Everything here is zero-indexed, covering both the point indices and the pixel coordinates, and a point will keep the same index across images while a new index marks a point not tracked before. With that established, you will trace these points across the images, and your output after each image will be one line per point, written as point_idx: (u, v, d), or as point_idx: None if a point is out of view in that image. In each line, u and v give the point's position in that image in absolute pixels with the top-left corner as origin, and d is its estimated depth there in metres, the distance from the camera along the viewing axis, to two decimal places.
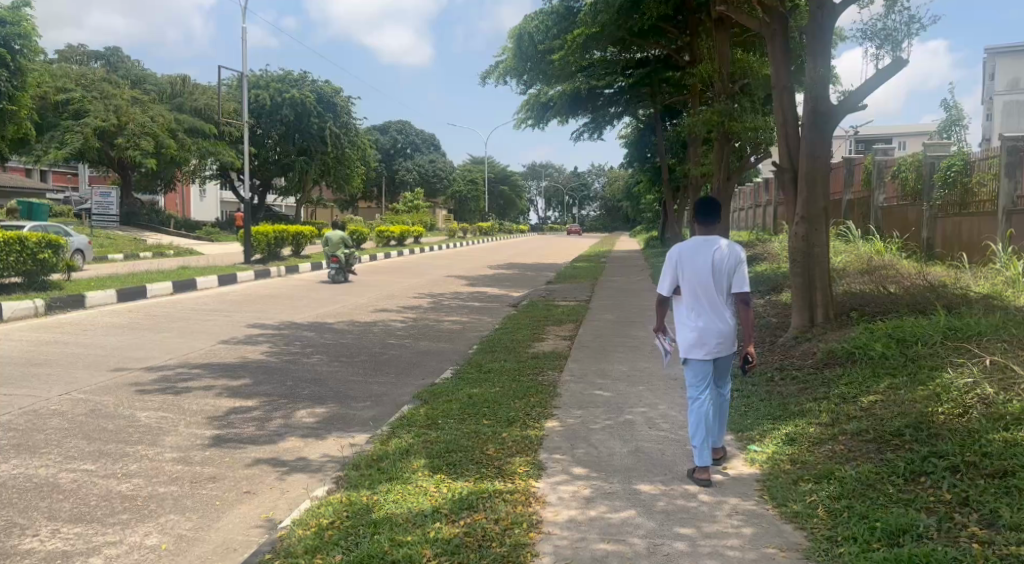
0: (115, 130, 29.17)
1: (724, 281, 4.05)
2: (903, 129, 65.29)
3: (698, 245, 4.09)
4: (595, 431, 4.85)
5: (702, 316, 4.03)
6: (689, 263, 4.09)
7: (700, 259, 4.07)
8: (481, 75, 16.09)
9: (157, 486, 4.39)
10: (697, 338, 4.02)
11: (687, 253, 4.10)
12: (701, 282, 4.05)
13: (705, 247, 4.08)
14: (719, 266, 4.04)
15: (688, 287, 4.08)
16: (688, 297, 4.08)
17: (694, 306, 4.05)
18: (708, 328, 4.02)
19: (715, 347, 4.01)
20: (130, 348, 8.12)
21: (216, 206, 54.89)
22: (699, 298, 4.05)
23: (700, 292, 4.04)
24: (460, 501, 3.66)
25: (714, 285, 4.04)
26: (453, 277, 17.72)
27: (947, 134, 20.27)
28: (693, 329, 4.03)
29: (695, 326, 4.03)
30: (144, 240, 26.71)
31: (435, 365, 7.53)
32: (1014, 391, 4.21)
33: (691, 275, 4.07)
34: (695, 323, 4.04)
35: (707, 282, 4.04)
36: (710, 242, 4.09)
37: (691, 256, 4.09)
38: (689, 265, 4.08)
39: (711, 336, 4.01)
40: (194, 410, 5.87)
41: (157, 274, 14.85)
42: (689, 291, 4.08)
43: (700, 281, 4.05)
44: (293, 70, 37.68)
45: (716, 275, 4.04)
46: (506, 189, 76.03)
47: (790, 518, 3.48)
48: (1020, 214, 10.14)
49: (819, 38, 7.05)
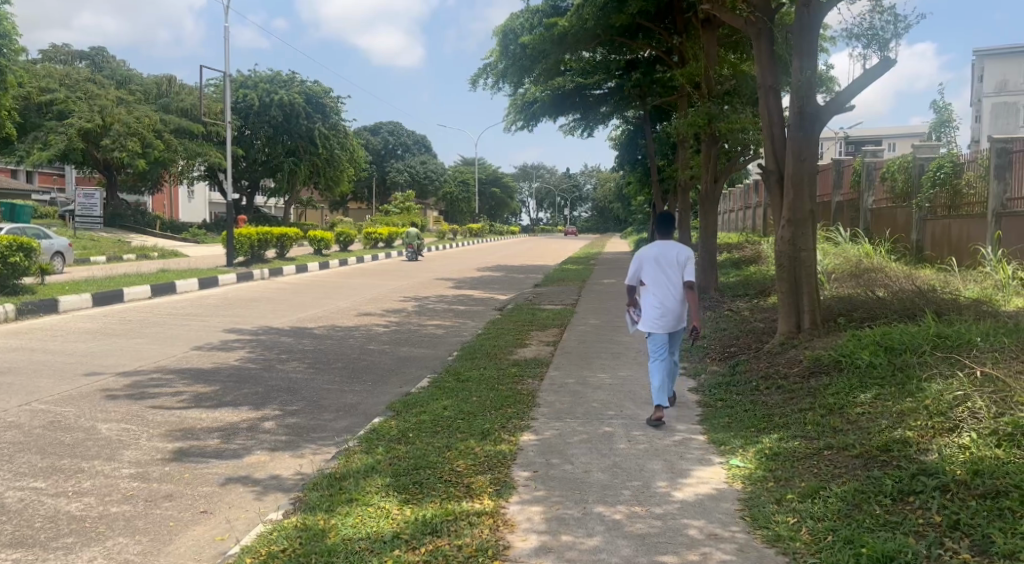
0: (100, 130, 28.80)
1: (673, 274, 5.18)
2: (890, 130, 65.21)
3: (656, 246, 5.25)
4: (572, 445, 4.65)
5: (655, 300, 5.16)
6: (649, 260, 5.24)
7: (657, 257, 5.21)
8: (470, 79, 15.65)
9: (109, 505, 4.17)
10: (653, 318, 5.15)
11: (646, 252, 5.25)
12: (657, 275, 5.20)
13: (660, 247, 5.23)
14: (669, 261, 5.18)
15: (648, 279, 5.23)
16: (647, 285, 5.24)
17: (651, 293, 5.20)
18: (663, 308, 5.13)
19: (666, 324, 5.13)
20: (99, 355, 7.86)
21: (206, 207, 54.53)
22: (656, 286, 5.20)
23: (654, 282, 5.20)
24: (423, 525, 3.47)
25: (663, 276, 5.18)
26: (440, 279, 17.51)
27: (937, 134, 20.13)
28: (650, 311, 5.15)
29: (652, 307, 5.17)
30: (128, 241, 26.38)
31: (413, 373, 7.32)
32: (1003, 403, 4.03)
33: (649, 269, 5.23)
34: (651, 304, 5.18)
35: (661, 274, 5.19)
36: (662, 244, 5.21)
37: (651, 255, 5.23)
38: (649, 262, 5.23)
39: (664, 314, 5.12)
40: (159, 420, 5.64)
41: (136, 277, 14.54)
42: (649, 282, 5.23)
43: (657, 273, 5.21)
44: (282, 71, 37.48)
45: (667, 268, 5.18)
46: (497, 190, 75.74)
47: (772, 541, 3.30)
48: (1009, 216, 10.00)
49: (807, 35, 6.85)
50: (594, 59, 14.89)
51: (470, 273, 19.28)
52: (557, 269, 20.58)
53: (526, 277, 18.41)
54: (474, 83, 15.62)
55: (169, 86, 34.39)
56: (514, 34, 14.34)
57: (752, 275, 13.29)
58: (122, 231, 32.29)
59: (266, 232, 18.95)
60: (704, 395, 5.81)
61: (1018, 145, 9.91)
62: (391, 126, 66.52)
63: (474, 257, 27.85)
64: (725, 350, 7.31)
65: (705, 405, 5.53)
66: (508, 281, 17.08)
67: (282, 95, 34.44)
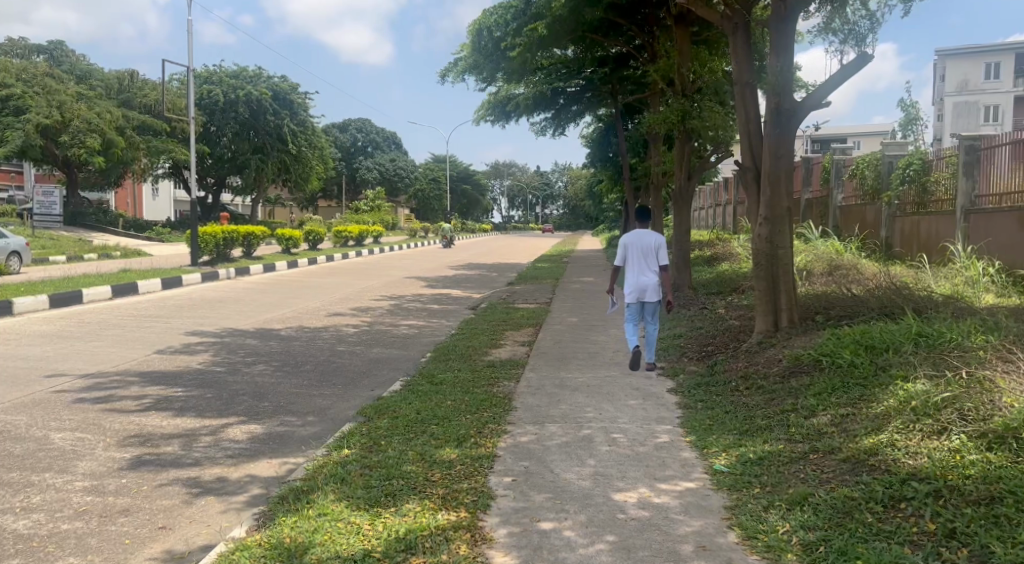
0: (58, 127, 27.97)
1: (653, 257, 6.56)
2: (854, 128, 65.33)
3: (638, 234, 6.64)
4: (551, 450, 4.48)
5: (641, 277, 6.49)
6: (634, 245, 6.60)
7: (642, 244, 6.58)
8: (439, 73, 15.42)
9: (61, 522, 3.91)
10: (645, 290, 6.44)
11: (634, 239, 6.61)
12: (641, 255, 6.56)
13: (642, 235, 6.64)
14: (651, 246, 6.57)
15: (635, 259, 6.57)
16: (633, 264, 6.57)
17: (638, 271, 6.52)
18: (648, 282, 6.48)
19: (652, 294, 6.46)
20: (55, 359, 7.51)
21: (169, 205, 53.49)
22: (643, 266, 6.54)
23: (641, 262, 6.54)
24: (396, 543, 3.29)
25: (646, 257, 6.56)
26: (412, 277, 17.28)
27: (905, 132, 20.19)
28: (637, 283, 6.47)
29: (642, 281, 6.47)
30: (90, 241, 25.67)
31: (385, 376, 7.08)
32: (990, 401, 3.93)
33: (637, 252, 6.58)
34: (641, 279, 6.48)
35: (647, 256, 6.57)
36: (644, 232, 6.57)
37: (637, 241, 6.60)
38: (634, 247, 6.60)
39: (647, 287, 6.45)
40: (116, 428, 5.35)
41: (97, 277, 14.10)
42: (635, 262, 6.57)
43: (641, 255, 6.57)
44: (247, 66, 36.74)
45: (649, 252, 6.57)
46: (468, 187, 75.21)
47: (763, 553, 3.18)
48: (977, 213, 10.04)
49: (784, 31, 6.75)
50: (567, 58, 14.78)
51: (442, 272, 19.08)
52: (530, 269, 19.52)
53: (499, 276, 18.24)
54: (444, 77, 15.39)
55: (131, 82, 33.49)
56: (488, 32, 13.96)
57: (725, 273, 13.29)
58: (82, 230, 31.41)
59: (232, 231, 18.51)
60: (683, 396, 5.69)
61: (986, 142, 9.94)
62: (359, 122, 65.74)
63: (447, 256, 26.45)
64: (701, 350, 7.19)
65: (685, 406, 5.40)
66: (480, 280, 16.93)
67: (249, 91, 33.81)
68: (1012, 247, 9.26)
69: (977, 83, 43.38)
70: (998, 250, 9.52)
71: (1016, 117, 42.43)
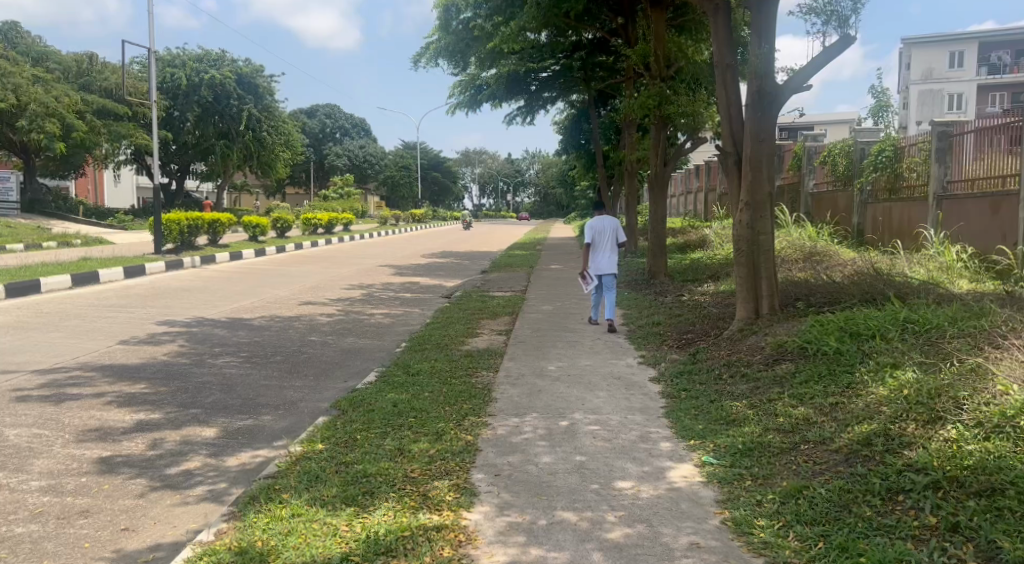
0: (14, 110, 26.93)
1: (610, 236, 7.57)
2: (822, 117, 65.64)
3: (600, 220, 7.69)
4: (534, 443, 4.32)
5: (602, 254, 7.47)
6: (597, 229, 7.63)
7: (602, 227, 7.60)
8: (410, 58, 15.12)
9: (14, 526, 3.66)
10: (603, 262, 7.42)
11: (597, 223, 7.62)
12: (600, 235, 7.58)
13: (604, 221, 7.66)
14: (610, 229, 7.58)
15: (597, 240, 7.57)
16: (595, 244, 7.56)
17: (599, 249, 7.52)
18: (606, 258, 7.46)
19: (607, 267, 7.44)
20: (11, 351, 7.14)
21: (131, 192, 52.17)
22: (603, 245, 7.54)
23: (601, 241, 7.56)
24: (375, 544, 3.12)
25: (604, 237, 7.57)
26: (384, 265, 17.02)
27: (876, 118, 20.21)
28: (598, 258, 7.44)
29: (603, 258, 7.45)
30: (49, 229, 24.90)
31: (359, 366, 6.86)
32: (986, 391, 3.84)
33: (599, 234, 7.60)
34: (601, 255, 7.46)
35: (606, 237, 7.58)
36: (606, 218, 7.61)
37: (599, 225, 7.62)
38: (597, 229, 7.60)
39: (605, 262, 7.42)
40: (75, 424, 5.07)
41: (55, 265, 13.63)
42: (597, 243, 7.58)
43: (601, 236, 7.59)
44: (211, 48, 35.76)
45: (608, 234, 7.58)
46: (438, 175, 74.56)
47: (760, 550, 3.05)
48: (950, 199, 10.04)
49: (765, 11, 6.60)
50: (539, 43, 14.32)
51: (415, 260, 18.87)
52: (504, 257, 19.25)
53: (472, 264, 18.06)
54: (416, 63, 15.09)
55: (90, 65, 32.51)
56: (458, 11, 13.52)
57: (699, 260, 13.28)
58: (41, 217, 30.45)
59: (197, 218, 18.06)
60: (667, 385, 5.56)
61: (958, 128, 9.95)
62: (327, 108, 64.85)
63: (393, 247, 23.08)
64: (681, 338, 7.08)
65: (669, 395, 5.27)
66: (452, 268, 16.76)
67: (213, 74, 33.02)
68: (984, 234, 9.26)
69: (942, 72, 43.71)
70: (969, 235, 9.55)
71: (979, 106, 43.04)
